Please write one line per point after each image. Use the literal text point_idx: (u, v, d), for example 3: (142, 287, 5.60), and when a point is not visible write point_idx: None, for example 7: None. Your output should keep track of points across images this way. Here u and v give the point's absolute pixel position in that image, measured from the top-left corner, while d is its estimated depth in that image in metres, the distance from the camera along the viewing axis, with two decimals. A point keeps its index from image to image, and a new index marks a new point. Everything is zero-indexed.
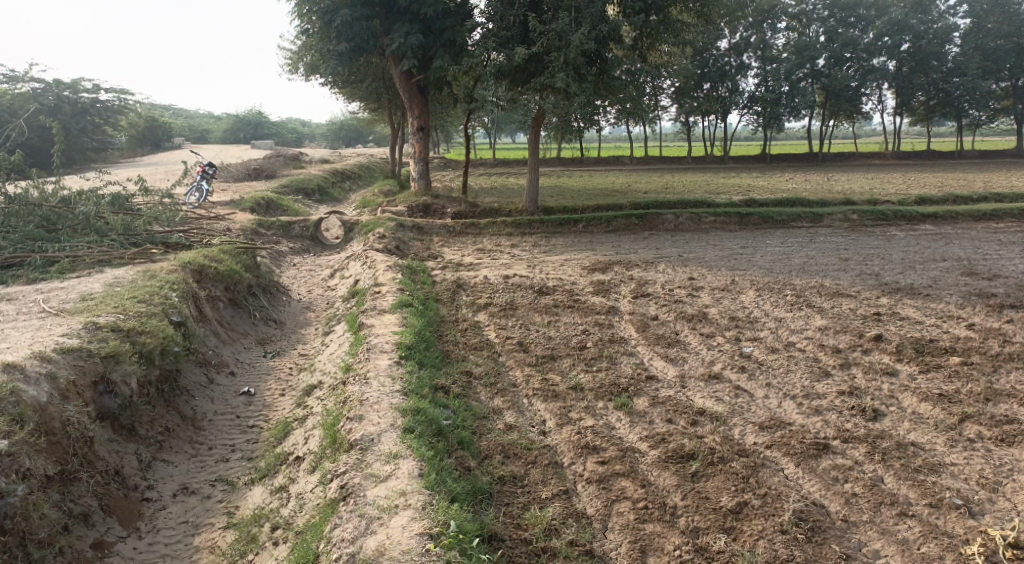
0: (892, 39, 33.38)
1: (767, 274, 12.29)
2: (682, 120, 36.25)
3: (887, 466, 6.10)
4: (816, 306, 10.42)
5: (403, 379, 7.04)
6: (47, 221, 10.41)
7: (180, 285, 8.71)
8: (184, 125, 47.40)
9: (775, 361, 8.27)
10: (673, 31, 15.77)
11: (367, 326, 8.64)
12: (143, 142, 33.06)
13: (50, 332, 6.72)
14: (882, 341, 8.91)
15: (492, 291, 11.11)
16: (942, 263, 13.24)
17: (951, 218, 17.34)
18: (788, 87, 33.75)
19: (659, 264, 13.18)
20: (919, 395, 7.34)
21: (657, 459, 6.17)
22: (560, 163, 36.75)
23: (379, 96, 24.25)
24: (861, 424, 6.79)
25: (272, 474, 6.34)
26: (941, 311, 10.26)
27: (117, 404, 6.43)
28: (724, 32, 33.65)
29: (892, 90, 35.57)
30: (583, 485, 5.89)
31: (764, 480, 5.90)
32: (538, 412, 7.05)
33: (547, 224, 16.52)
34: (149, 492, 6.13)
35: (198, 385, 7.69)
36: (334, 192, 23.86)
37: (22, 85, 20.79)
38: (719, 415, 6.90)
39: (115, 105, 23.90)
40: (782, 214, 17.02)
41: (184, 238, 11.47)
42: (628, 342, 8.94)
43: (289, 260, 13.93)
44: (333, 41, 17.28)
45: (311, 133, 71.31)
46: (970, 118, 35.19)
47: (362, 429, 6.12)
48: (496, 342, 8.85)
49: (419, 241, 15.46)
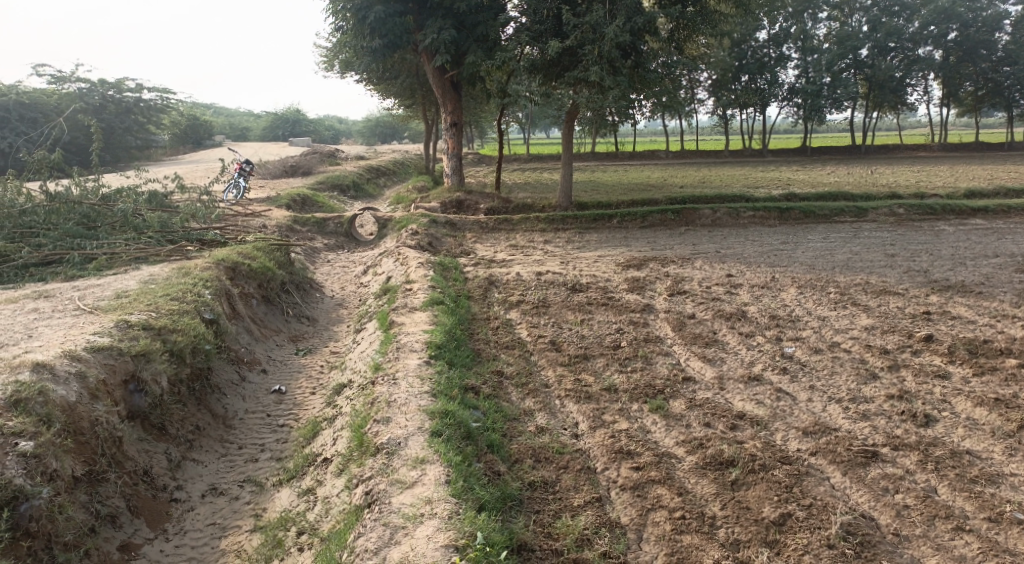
0: (938, 28, 32.23)
1: (809, 271, 11.87)
2: (719, 113, 35.55)
3: (941, 476, 5.76)
4: (862, 304, 10.00)
5: (433, 380, 6.90)
6: (87, 218, 10.50)
7: (213, 282, 8.69)
8: (224, 124, 48.12)
9: (819, 362, 7.94)
10: (710, 21, 15.28)
11: (397, 324, 8.53)
12: (185, 140, 33.59)
13: (83, 330, 6.74)
14: (932, 341, 8.50)
15: (524, 288, 10.91)
16: (995, 259, 12.66)
17: (1002, 212, 16.61)
18: (830, 78, 32.85)
19: (696, 261, 12.84)
20: (973, 399, 6.96)
21: (694, 466, 5.93)
22: (594, 158, 36.38)
23: (413, 92, 24.22)
24: (912, 431, 6.45)
25: (300, 476, 6.25)
26: (994, 310, 9.77)
27: (147, 403, 6.42)
28: (764, 22, 32.82)
29: (938, 80, 34.28)
30: (617, 492, 5.67)
31: (809, 489, 5.62)
32: (571, 414, 6.85)
33: (581, 220, 16.26)
34: (178, 492, 6.11)
35: (230, 383, 7.65)
36: (369, 188, 23.91)
37: (69, 85, 21.31)
38: (760, 419, 6.61)
39: (157, 104, 24.27)
40: (824, 209, 16.47)
41: (219, 235, 11.50)
42: (664, 341, 8.68)
43: (323, 257, 13.96)
44: (367, 37, 17.23)
45: (347, 130, 71.84)
46: (1021, 108, 33.85)
47: (389, 433, 6.00)
48: (528, 341, 8.67)
49: (451, 237, 15.33)
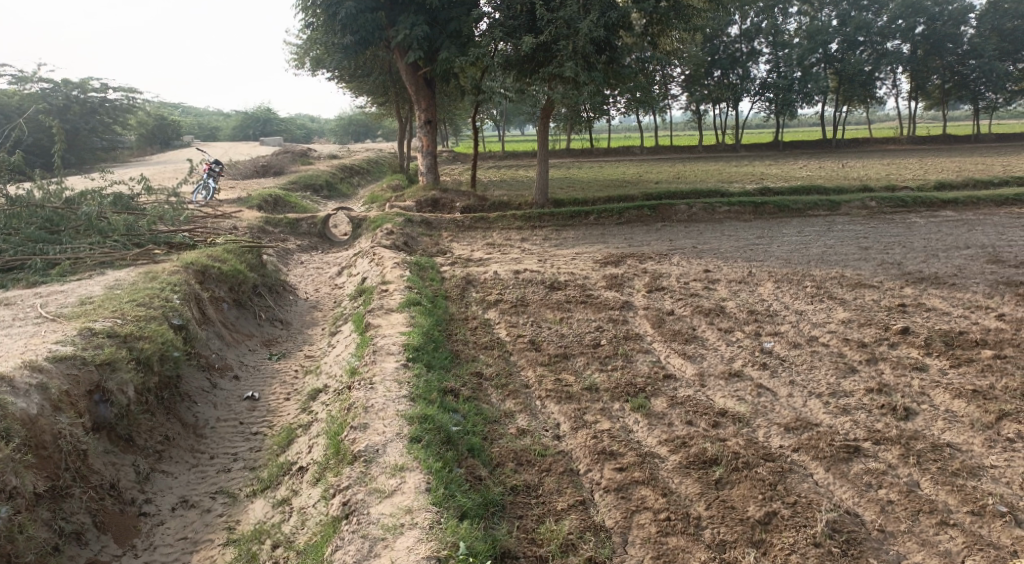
0: (905, 22, 32.67)
1: (785, 265, 11.91)
2: (692, 109, 35.76)
3: (923, 470, 5.76)
4: (838, 298, 10.04)
5: (411, 383, 6.75)
6: (49, 222, 10.16)
7: (182, 286, 8.45)
8: (193, 124, 47.27)
9: (798, 357, 7.92)
10: (684, 16, 15.19)
11: (373, 326, 8.35)
12: (153, 141, 32.87)
13: (44, 339, 6.48)
14: (909, 334, 8.53)
15: (502, 287, 10.79)
16: (966, 251, 12.80)
17: (971, 204, 16.84)
18: (800, 73, 33.19)
19: (673, 256, 12.82)
20: (952, 391, 6.98)
21: (678, 465, 5.86)
22: (569, 155, 36.31)
23: (386, 89, 23.95)
24: (893, 424, 6.44)
25: (274, 486, 6.07)
26: (968, 301, 9.86)
27: (113, 414, 6.19)
28: (735, 17, 32.99)
29: (906, 74, 34.73)
30: (601, 495, 5.58)
31: (793, 487, 5.58)
32: (552, 415, 6.75)
33: (558, 217, 16.19)
34: (146, 506, 5.90)
35: (200, 390, 7.43)
36: (342, 188, 23.61)
37: (31, 86, 20.72)
38: (742, 416, 6.57)
39: (123, 104, 23.72)
40: (798, 203, 16.56)
41: (189, 237, 11.21)
42: (644, 339, 8.61)
43: (296, 258, 13.71)
44: (338, 34, 16.95)
45: (320, 129, 71.15)
46: (986, 101, 34.43)
47: (367, 439, 5.84)
48: (507, 341, 8.54)
49: (427, 236, 15.15)
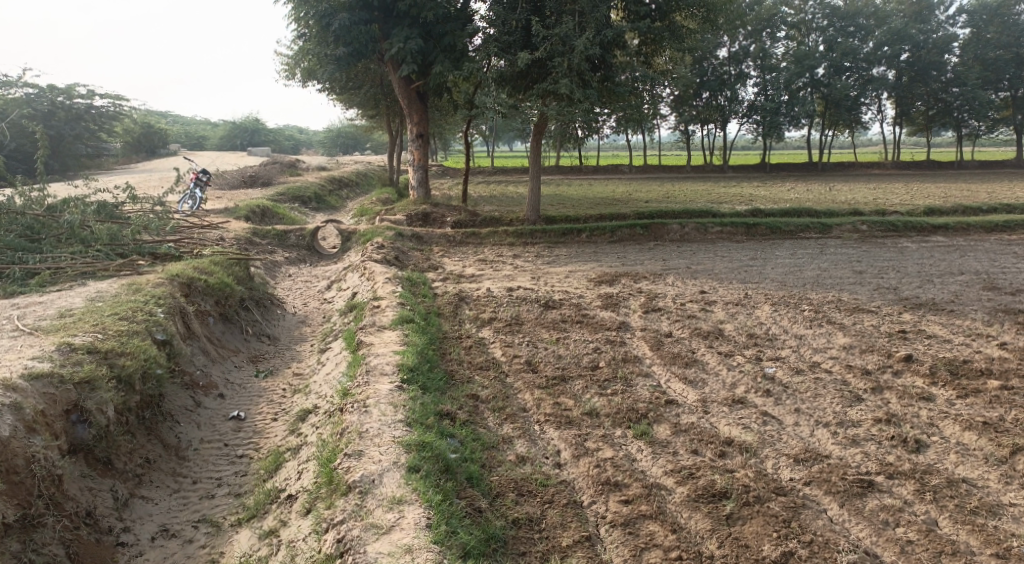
0: (891, 49, 33.03)
1: (781, 288, 11.75)
2: (680, 129, 35.86)
3: (941, 507, 5.56)
4: (837, 323, 9.87)
5: (407, 406, 6.46)
6: (29, 230, 9.78)
7: (166, 300, 8.12)
8: (179, 133, 46.79)
9: (801, 384, 7.70)
10: (678, 37, 15.35)
11: (366, 344, 8.04)
12: (138, 149, 32.42)
13: (20, 354, 6.14)
14: (912, 361, 8.36)
15: (496, 305, 10.54)
16: (961, 277, 12.71)
17: (962, 229, 16.84)
18: (787, 96, 33.45)
19: (668, 276, 12.64)
20: (961, 423, 6.80)
21: (686, 498, 5.61)
22: (559, 172, 36.25)
23: (377, 102, 23.78)
24: (904, 457, 6.24)
25: (261, 515, 5.76)
26: (968, 329, 9.73)
27: (91, 435, 5.85)
28: (723, 40, 33.21)
29: (891, 100, 35.17)
30: (607, 530, 5.33)
31: (808, 524, 5.37)
32: (552, 441, 6.48)
33: (550, 234, 15.99)
34: (124, 535, 5.56)
35: (184, 409, 7.11)
36: (331, 200, 23.32)
37: (16, 91, 20.22)
38: (749, 446, 6.34)
39: (109, 111, 23.29)
40: (790, 225, 16.49)
41: (174, 248, 10.87)
42: (642, 361, 8.38)
43: (284, 271, 13.38)
44: (331, 46, 16.73)
45: (308, 140, 70.82)
46: (970, 128, 34.77)
47: (362, 468, 5.53)
48: (503, 361, 8.28)
49: (418, 251, 14.89)
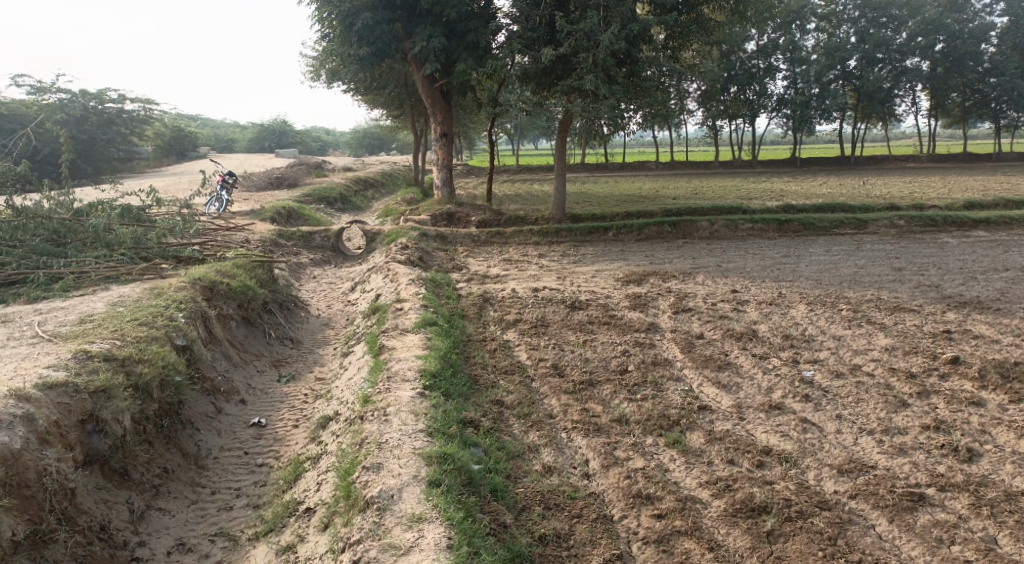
0: (926, 39, 32.06)
1: (816, 287, 11.31)
2: (708, 124, 35.22)
3: (999, 524, 5.20)
4: (877, 323, 9.43)
5: (428, 415, 6.22)
6: (56, 234, 9.73)
7: (187, 304, 7.99)
8: (209, 136, 47.34)
9: (842, 389, 7.32)
10: (706, 29, 14.91)
11: (387, 348, 7.82)
12: (169, 152, 32.77)
13: (36, 363, 6.03)
14: (960, 364, 7.92)
15: (521, 306, 10.28)
16: (1006, 273, 12.16)
17: (1004, 223, 16.19)
18: (818, 89, 32.69)
19: (698, 275, 12.27)
20: (1017, 431, 6.38)
21: (723, 513, 5.31)
22: (584, 169, 35.84)
23: (401, 102, 23.67)
24: (955, 468, 5.86)
25: (278, 528, 5.58)
26: (1017, 328, 9.24)
27: (106, 446, 5.72)
28: (752, 33, 32.50)
29: (926, 91, 34.15)
30: (640, 547, 5.07)
31: (855, 542, 5.07)
32: (579, 450, 6.20)
33: (576, 232, 15.70)
34: (140, 550, 5.42)
35: (204, 416, 6.97)
36: (357, 200, 23.28)
37: (49, 96, 20.46)
38: (789, 456, 5.99)
39: (139, 115, 23.46)
40: (824, 220, 15.97)
41: (198, 251, 10.75)
42: (674, 364, 8.06)
43: (308, 272, 13.27)
44: (354, 45, 16.58)
45: (336, 141, 71.39)
46: (1008, 119, 33.63)
47: (381, 483, 5.31)
48: (528, 365, 8.01)
49: (443, 251, 14.69)
